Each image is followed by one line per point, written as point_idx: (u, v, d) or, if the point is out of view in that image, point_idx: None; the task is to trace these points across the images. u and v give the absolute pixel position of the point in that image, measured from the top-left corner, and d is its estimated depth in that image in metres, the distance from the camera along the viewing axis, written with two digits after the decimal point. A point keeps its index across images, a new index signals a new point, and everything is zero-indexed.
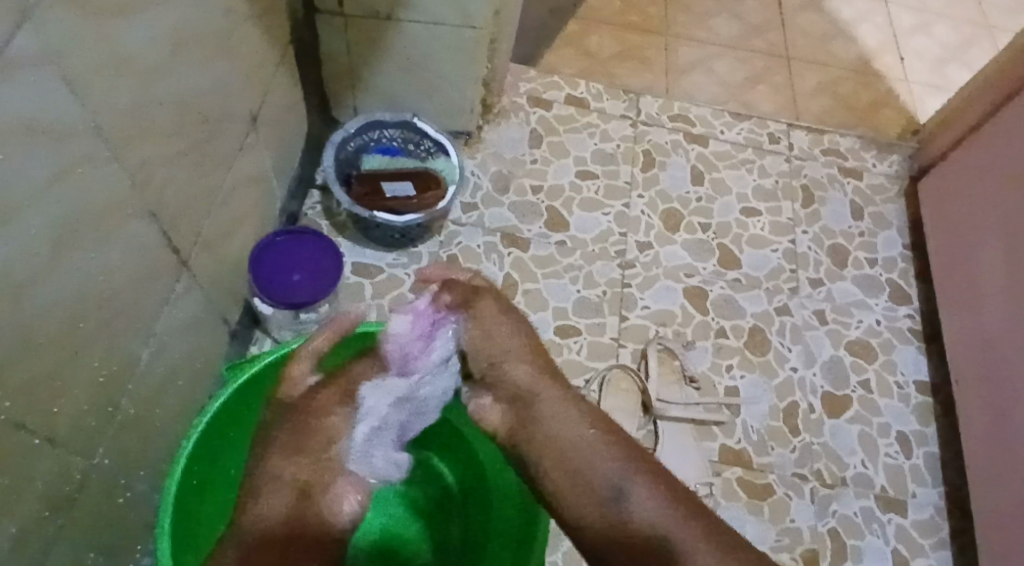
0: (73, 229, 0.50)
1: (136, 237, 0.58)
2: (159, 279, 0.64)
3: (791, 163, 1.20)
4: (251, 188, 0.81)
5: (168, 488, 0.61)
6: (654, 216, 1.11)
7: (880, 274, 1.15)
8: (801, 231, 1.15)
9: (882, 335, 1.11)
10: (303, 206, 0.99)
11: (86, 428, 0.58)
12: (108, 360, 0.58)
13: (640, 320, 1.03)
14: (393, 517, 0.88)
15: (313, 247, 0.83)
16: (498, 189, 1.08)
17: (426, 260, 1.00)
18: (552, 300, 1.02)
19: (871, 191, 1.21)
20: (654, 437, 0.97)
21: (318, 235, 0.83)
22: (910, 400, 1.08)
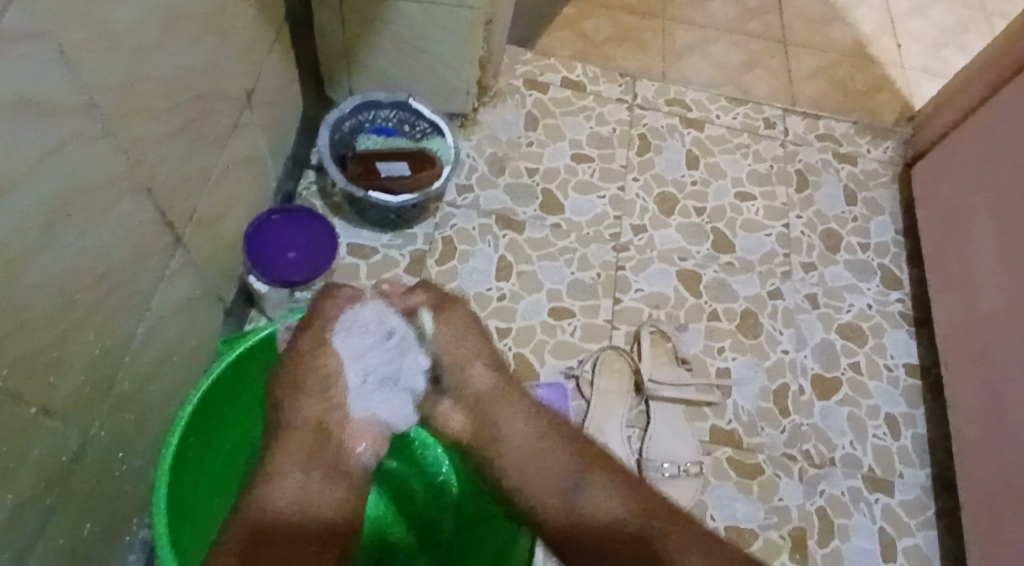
0: (66, 201, 0.50)
1: (130, 213, 0.59)
2: (153, 257, 0.65)
3: (786, 148, 1.21)
4: (246, 167, 0.81)
5: (169, 448, 0.61)
6: (649, 200, 1.11)
7: (872, 259, 1.16)
8: (795, 215, 1.16)
9: (872, 319, 1.12)
10: (298, 186, 1.00)
11: (81, 402, 0.58)
12: (102, 335, 0.59)
13: (634, 303, 1.04)
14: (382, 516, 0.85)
15: (305, 225, 0.83)
16: (494, 170, 1.08)
17: (421, 242, 1.01)
18: (546, 281, 1.03)
19: (864, 176, 1.22)
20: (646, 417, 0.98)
21: (309, 213, 0.83)
22: (900, 383, 1.09)
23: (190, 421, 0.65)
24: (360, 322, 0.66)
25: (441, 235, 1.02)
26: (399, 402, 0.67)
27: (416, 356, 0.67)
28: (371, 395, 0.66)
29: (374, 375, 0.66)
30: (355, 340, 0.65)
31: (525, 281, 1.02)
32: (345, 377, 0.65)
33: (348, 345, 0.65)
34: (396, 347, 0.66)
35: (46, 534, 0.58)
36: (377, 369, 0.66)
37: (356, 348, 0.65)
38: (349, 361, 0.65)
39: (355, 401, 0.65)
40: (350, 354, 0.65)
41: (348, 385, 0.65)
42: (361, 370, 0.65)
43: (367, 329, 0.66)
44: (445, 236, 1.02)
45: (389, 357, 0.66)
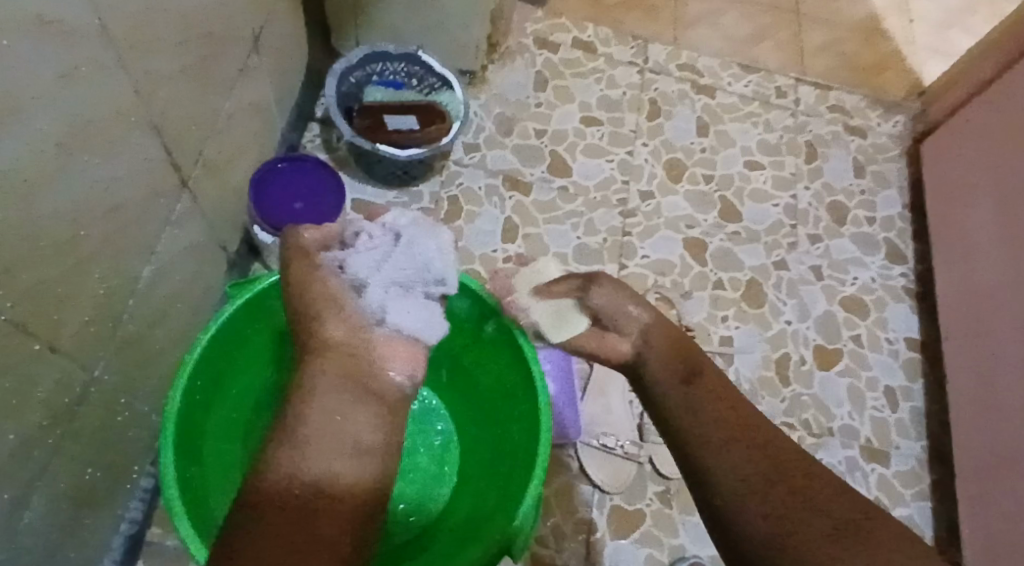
0: (78, 130, 0.49)
1: (139, 149, 0.57)
2: (161, 197, 0.63)
3: (796, 118, 1.20)
4: (252, 114, 0.80)
5: (172, 400, 0.60)
6: (657, 166, 1.10)
7: (878, 233, 1.16)
8: (803, 186, 1.15)
9: (875, 293, 1.12)
10: (303, 138, 0.98)
11: (87, 340, 0.58)
12: (109, 273, 0.58)
13: (639, 269, 1.03)
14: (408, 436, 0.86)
15: (315, 176, 0.82)
16: (501, 131, 1.07)
17: (426, 200, 1.00)
18: (552, 244, 1.02)
19: (873, 150, 1.21)
20: None
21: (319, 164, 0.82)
22: (900, 356, 1.09)
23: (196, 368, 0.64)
24: (358, 236, 0.62)
25: (447, 194, 1.01)
26: (424, 310, 0.61)
27: (427, 247, 0.61)
28: (389, 303, 0.59)
29: (389, 279, 0.60)
30: (356, 252, 0.61)
31: (531, 244, 1.01)
32: (359, 290, 0.60)
33: (349, 259, 0.61)
34: (402, 246, 0.61)
35: (48, 472, 0.58)
36: (389, 270, 0.60)
37: (360, 257, 0.61)
38: (354, 274, 0.60)
39: (375, 315, 0.59)
40: (355, 265, 0.60)
41: (363, 302, 0.59)
42: (370, 277, 0.59)
43: (367, 239, 0.62)
44: (450, 196, 1.01)
45: (397, 259, 0.60)
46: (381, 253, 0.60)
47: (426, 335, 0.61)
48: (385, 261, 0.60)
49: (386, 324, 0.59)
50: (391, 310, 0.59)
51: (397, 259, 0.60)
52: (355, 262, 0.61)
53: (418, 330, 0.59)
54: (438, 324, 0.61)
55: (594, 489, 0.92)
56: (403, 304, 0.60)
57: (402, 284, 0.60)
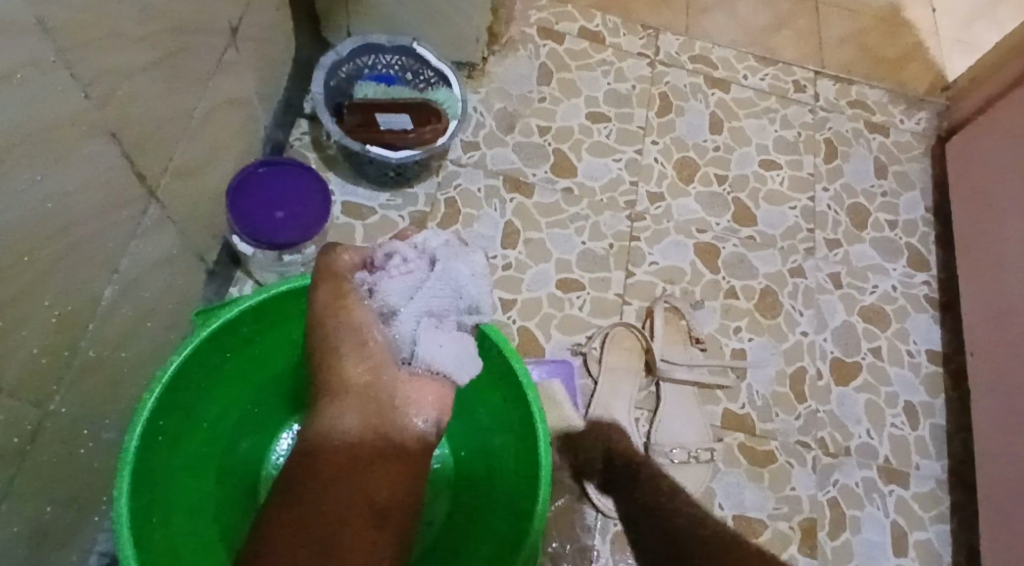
0: (15, 144, 0.42)
1: (94, 158, 0.51)
2: (124, 210, 0.57)
3: (816, 115, 1.13)
4: (230, 112, 0.73)
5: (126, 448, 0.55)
6: (667, 165, 1.03)
7: (900, 238, 1.09)
8: (822, 188, 1.09)
9: (896, 302, 1.06)
10: (289, 136, 0.91)
11: (39, 372, 0.52)
12: (63, 298, 0.52)
13: (647, 277, 0.97)
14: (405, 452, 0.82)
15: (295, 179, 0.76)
16: (502, 128, 1.00)
17: (422, 203, 0.93)
18: (555, 251, 0.95)
19: (896, 149, 1.14)
20: (655, 400, 0.92)
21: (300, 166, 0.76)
22: (921, 369, 1.03)
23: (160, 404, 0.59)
24: (391, 258, 0.59)
25: (444, 197, 0.94)
26: (457, 339, 0.58)
27: (461, 273, 0.57)
28: (420, 334, 0.57)
29: (422, 308, 0.57)
30: (390, 275, 0.58)
31: (533, 250, 0.95)
32: (390, 317, 0.57)
33: (381, 283, 0.58)
34: (436, 273, 0.57)
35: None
36: (421, 299, 0.57)
37: (393, 280, 0.58)
38: (386, 299, 0.57)
39: (406, 343, 0.57)
40: (388, 289, 0.57)
41: (395, 328, 0.57)
42: (404, 305, 0.57)
43: (400, 262, 0.58)
44: (448, 198, 0.94)
45: (429, 287, 0.57)
46: (410, 280, 0.57)
47: (459, 366, 0.58)
48: (416, 289, 0.57)
49: (419, 356, 0.57)
50: (424, 340, 0.57)
51: (429, 287, 0.57)
52: (384, 289, 0.57)
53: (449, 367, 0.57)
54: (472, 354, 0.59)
55: (597, 514, 0.86)
56: (437, 334, 0.57)
57: (435, 314, 0.57)
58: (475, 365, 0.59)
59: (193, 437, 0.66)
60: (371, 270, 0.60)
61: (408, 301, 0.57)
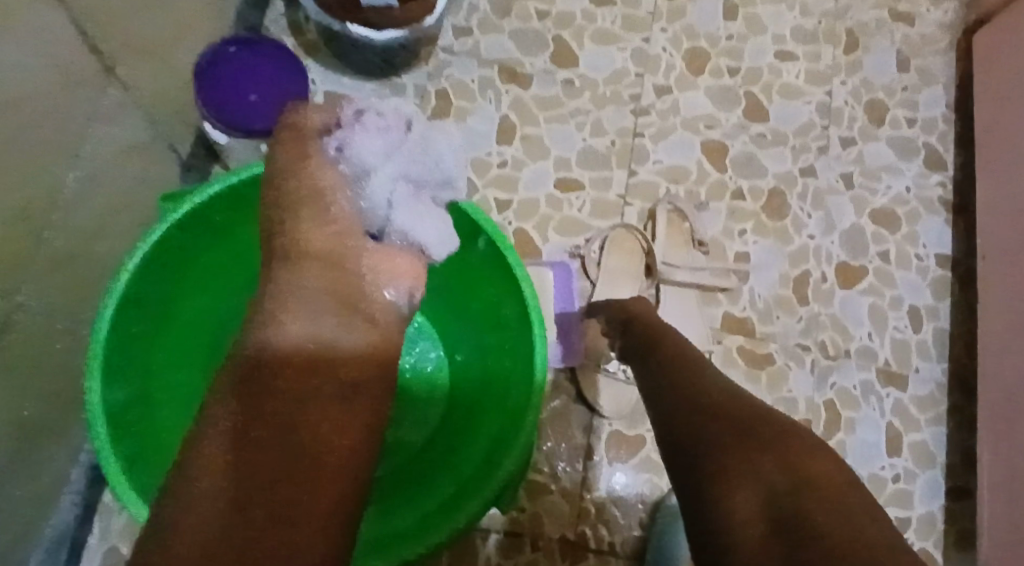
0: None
1: (40, 31, 0.46)
2: (78, 91, 0.52)
3: (838, 1, 1.05)
4: None
5: (95, 340, 0.54)
6: (676, 56, 0.97)
7: (918, 136, 1.04)
8: (839, 82, 1.02)
9: (909, 204, 1.02)
10: (265, 19, 0.85)
11: (4, 264, 0.49)
12: (22, 187, 0.48)
13: (650, 175, 0.92)
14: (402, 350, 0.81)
15: (269, 62, 0.70)
16: (499, 12, 0.93)
17: (411, 94, 0.88)
18: (554, 148, 0.91)
19: (921, 40, 1.07)
20: (654, 303, 0.89)
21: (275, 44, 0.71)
22: (928, 273, 1.00)
23: (130, 295, 0.57)
24: (359, 112, 0.53)
25: (435, 88, 0.88)
26: (435, 220, 0.55)
27: (441, 144, 0.56)
28: (396, 202, 0.53)
29: (398, 170, 0.53)
30: (359, 129, 0.53)
31: (530, 147, 0.90)
32: (364, 177, 0.52)
33: (352, 137, 0.52)
34: (415, 137, 0.54)
35: None
36: (399, 160, 0.53)
37: (363, 135, 0.52)
38: (358, 154, 0.52)
39: (380, 211, 0.53)
40: (362, 143, 0.52)
41: (368, 191, 0.52)
42: (378, 164, 0.52)
43: (367, 116, 0.53)
44: (439, 89, 0.89)
45: (405, 148, 0.53)
46: (386, 138, 0.53)
47: (438, 248, 0.55)
48: (391, 147, 0.53)
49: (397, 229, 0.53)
50: (402, 213, 0.53)
51: (408, 150, 0.53)
52: (353, 144, 0.52)
53: (430, 240, 0.54)
54: (449, 234, 0.57)
55: (592, 414, 0.86)
56: (413, 207, 0.54)
57: (410, 182, 0.54)
58: (449, 243, 0.57)
59: (169, 331, 0.65)
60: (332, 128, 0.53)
61: (382, 160, 0.52)
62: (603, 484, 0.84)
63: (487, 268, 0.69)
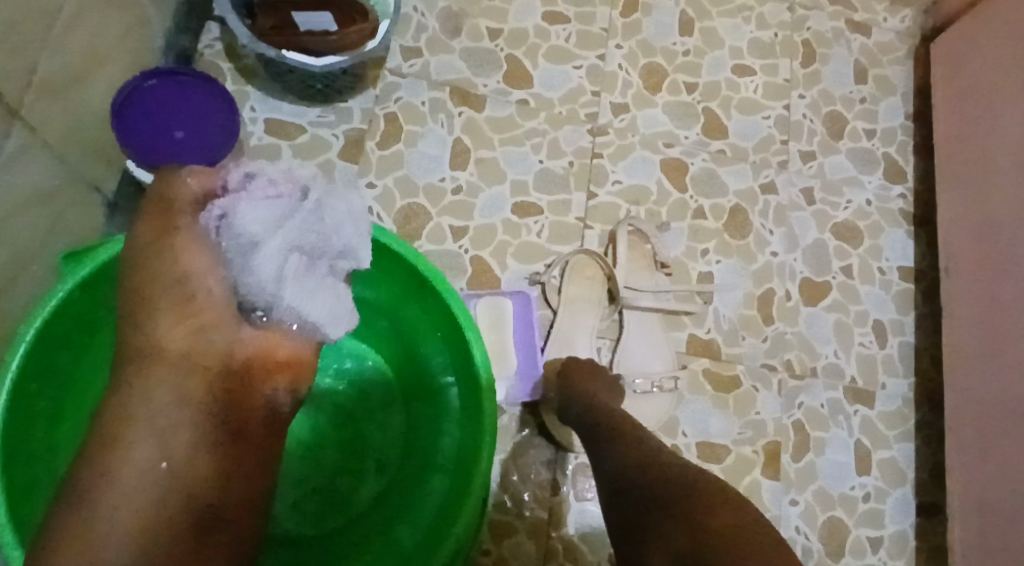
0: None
1: None
2: None
3: (794, 13, 1.03)
4: (105, 12, 0.61)
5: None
6: (632, 72, 0.94)
7: (877, 148, 1.03)
8: (797, 95, 1.01)
9: (871, 217, 1.01)
10: (198, 43, 0.80)
11: None
12: None
13: (610, 197, 0.89)
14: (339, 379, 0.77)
15: (191, 93, 0.67)
16: (448, 30, 0.89)
17: (357, 119, 0.83)
18: (510, 171, 0.87)
19: (878, 51, 1.06)
20: (619, 328, 0.87)
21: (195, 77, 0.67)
22: (892, 287, 0.99)
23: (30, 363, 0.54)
24: (252, 181, 0.51)
25: (383, 112, 0.84)
26: (332, 295, 0.52)
27: (340, 211, 0.52)
28: (287, 279, 0.50)
29: (289, 243, 0.50)
30: (249, 201, 0.50)
31: (485, 170, 0.86)
32: (250, 252, 0.49)
33: (237, 208, 0.50)
34: (311, 205, 0.51)
35: None
36: (289, 234, 0.50)
37: (252, 207, 0.50)
38: (246, 227, 0.49)
39: (268, 286, 0.50)
40: (251, 218, 0.49)
41: (255, 266, 0.49)
42: (265, 239, 0.49)
43: (260, 185, 0.50)
44: (388, 113, 0.84)
45: (296, 221, 0.50)
46: (277, 208, 0.50)
47: (333, 323, 0.52)
48: (280, 218, 0.50)
49: (284, 308, 0.50)
50: (289, 290, 0.50)
51: (301, 220, 0.50)
52: (240, 215, 0.49)
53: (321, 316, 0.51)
54: (348, 307, 0.54)
55: (556, 448, 0.82)
56: (306, 282, 0.51)
57: (303, 254, 0.51)
58: (349, 317, 0.54)
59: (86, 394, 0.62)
60: (222, 194, 0.52)
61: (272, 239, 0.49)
62: (572, 521, 0.81)
63: (426, 306, 0.67)
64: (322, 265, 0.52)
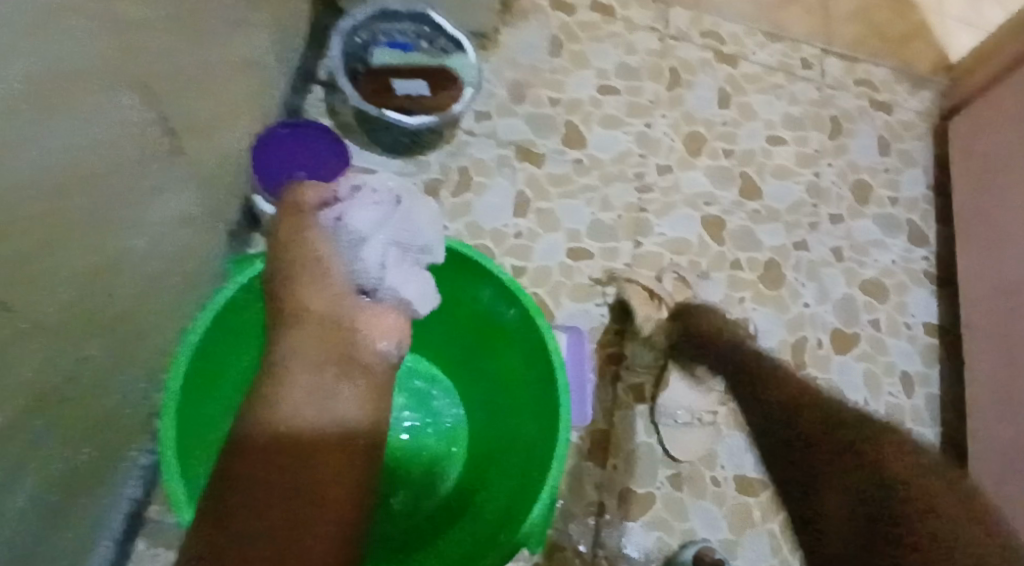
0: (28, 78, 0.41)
1: (114, 115, 0.51)
2: (146, 165, 0.57)
3: (822, 92, 1.14)
4: (250, 73, 0.73)
5: (169, 392, 0.59)
6: (676, 139, 1.05)
7: (902, 214, 1.11)
8: (826, 164, 1.10)
9: (896, 276, 1.08)
10: (304, 102, 0.93)
11: (78, 319, 0.53)
12: (99, 250, 0.53)
13: (655, 247, 0.99)
14: (420, 400, 0.85)
15: (315, 141, 0.77)
16: (514, 97, 1.01)
17: (434, 170, 0.95)
18: (566, 221, 0.97)
19: (900, 127, 1.16)
20: (664, 366, 0.93)
21: (321, 127, 0.78)
22: (917, 341, 1.06)
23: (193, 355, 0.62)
24: (355, 191, 0.61)
25: (456, 165, 0.96)
26: (419, 284, 0.61)
27: (423, 216, 0.62)
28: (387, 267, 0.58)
29: (388, 239, 0.59)
30: (356, 205, 0.59)
31: (543, 219, 0.97)
32: (358, 245, 0.58)
33: (348, 211, 0.59)
34: (402, 210, 0.61)
35: (36, 463, 0.54)
36: (387, 231, 0.59)
37: (360, 210, 0.59)
38: (355, 225, 0.58)
39: (373, 273, 0.58)
40: (358, 219, 0.59)
41: (362, 257, 0.58)
42: (370, 235, 0.58)
43: (363, 194, 0.60)
44: (460, 167, 0.96)
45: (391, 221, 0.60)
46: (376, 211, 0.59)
47: (421, 307, 0.61)
48: (380, 219, 0.59)
49: (384, 290, 0.58)
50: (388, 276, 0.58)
51: (398, 221, 0.60)
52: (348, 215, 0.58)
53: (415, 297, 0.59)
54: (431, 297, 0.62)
55: (603, 472, 0.89)
56: (400, 271, 0.59)
57: (397, 249, 0.60)
58: (432, 302, 0.62)
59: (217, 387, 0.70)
60: (335, 203, 0.60)
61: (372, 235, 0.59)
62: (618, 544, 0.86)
63: (510, 329, 0.74)
64: (409, 258, 0.61)
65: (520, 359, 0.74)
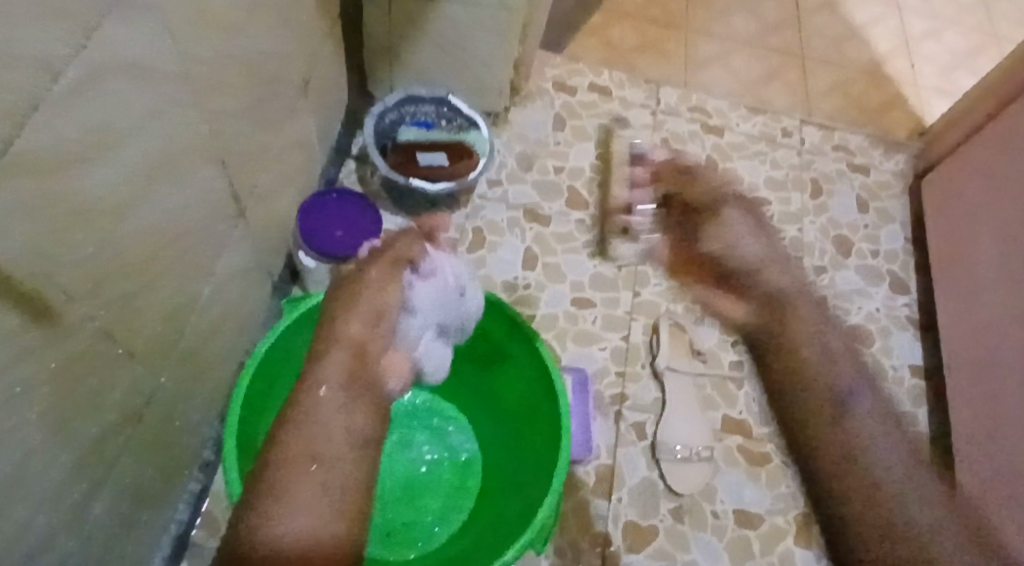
0: (167, 152, 0.54)
1: (206, 181, 0.62)
2: (220, 223, 0.67)
3: (802, 157, 1.26)
4: (299, 149, 0.85)
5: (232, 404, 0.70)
6: None
7: (882, 265, 1.20)
8: (809, 221, 1.21)
9: (880, 322, 1.15)
10: (339, 173, 1.06)
11: (159, 348, 0.61)
12: (179, 291, 0.62)
13: (651, 296, 1.09)
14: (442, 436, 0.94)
15: (350, 205, 0.88)
16: (522, 167, 1.14)
17: (452, 231, 1.07)
18: (570, 273, 1.08)
19: (877, 187, 1.27)
20: (662, 405, 1.02)
21: (354, 193, 0.89)
22: (904, 383, 1.11)
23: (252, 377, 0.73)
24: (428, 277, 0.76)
25: (472, 226, 1.08)
26: (442, 355, 0.79)
27: (473, 306, 0.80)
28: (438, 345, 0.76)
29: (439, 320, 0.76)
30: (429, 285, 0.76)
31: (550, 272, 1.07)
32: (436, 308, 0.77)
33: (419, 288, 0.74)
34: (461, 299, 0.78)
35: (111, 480, 0.61)
36: (440, 316, 0.77)
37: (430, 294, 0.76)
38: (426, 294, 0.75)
39: (416, 337, 0.74)
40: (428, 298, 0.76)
41: (414, 325, 0.74)
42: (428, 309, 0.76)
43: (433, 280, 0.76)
44: (475, 227, 1.08)
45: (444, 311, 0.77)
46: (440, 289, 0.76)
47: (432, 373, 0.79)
48: (438, 301, 0.75)
49: (416, 353, 0.75)
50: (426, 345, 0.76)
51: (456, 306, 0.78)
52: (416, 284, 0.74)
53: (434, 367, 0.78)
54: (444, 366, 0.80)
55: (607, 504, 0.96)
56: (436, 343, 0.78)
57: (443, 325, 0.78)
58: (442, 373, 0.81)
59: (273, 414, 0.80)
60: (414, 269, 0.75)
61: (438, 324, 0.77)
62: None
63: (522, 364, 0.83)
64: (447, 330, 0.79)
65: (530, 392, 0.83)
